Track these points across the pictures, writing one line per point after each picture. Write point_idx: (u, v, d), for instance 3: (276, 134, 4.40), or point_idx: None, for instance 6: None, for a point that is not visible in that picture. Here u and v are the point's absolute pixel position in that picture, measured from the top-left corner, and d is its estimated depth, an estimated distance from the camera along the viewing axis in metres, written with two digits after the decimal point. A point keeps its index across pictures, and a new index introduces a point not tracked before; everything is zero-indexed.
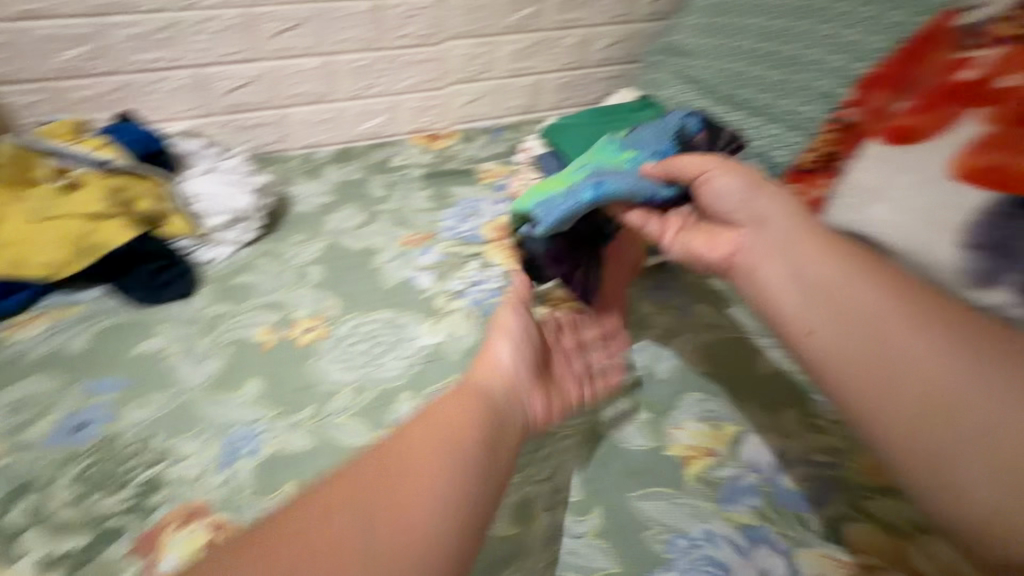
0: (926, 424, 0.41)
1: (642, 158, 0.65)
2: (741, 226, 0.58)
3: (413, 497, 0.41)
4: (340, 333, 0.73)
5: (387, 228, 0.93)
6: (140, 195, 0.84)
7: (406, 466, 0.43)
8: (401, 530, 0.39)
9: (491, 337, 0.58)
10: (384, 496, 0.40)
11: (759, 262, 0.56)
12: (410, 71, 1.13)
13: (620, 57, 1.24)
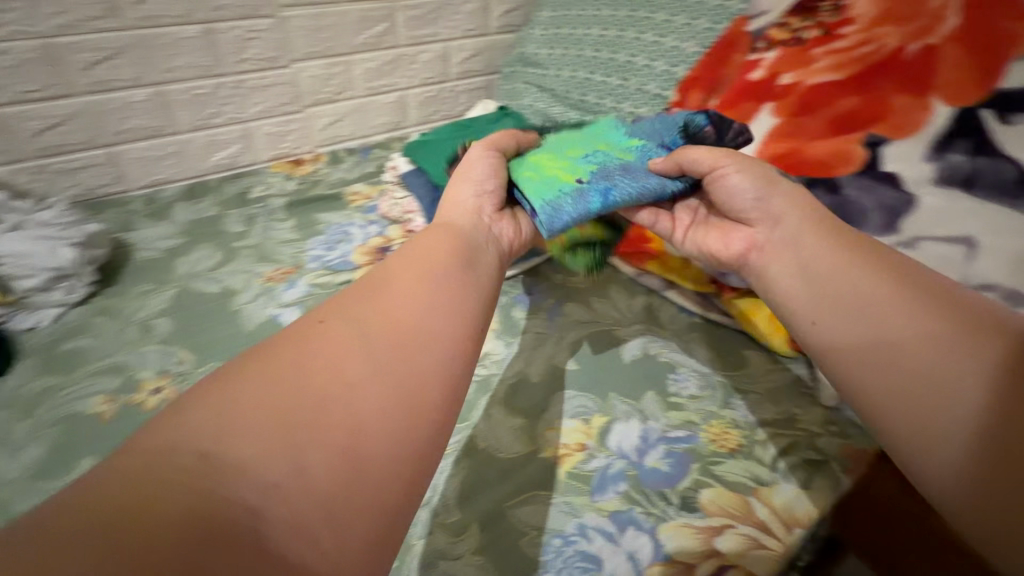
0: (921, 403, 0.42)
1: (650, 148, 0.66)
2: (753, 225, 0.58)
3: (361, 357, 0.40)
4: (193, 388, 0.67)
5: (247, 265, 0.88)
6: None
7: (348, 329, 0.42)
8: (330, 445, 0.35)
9: (451, 185, 0.60)
10: (313, 405, 0.36)
11: (771, 260, 0.56)
12: (259, 96, 1.07)
13: (479, 69, 1.27)
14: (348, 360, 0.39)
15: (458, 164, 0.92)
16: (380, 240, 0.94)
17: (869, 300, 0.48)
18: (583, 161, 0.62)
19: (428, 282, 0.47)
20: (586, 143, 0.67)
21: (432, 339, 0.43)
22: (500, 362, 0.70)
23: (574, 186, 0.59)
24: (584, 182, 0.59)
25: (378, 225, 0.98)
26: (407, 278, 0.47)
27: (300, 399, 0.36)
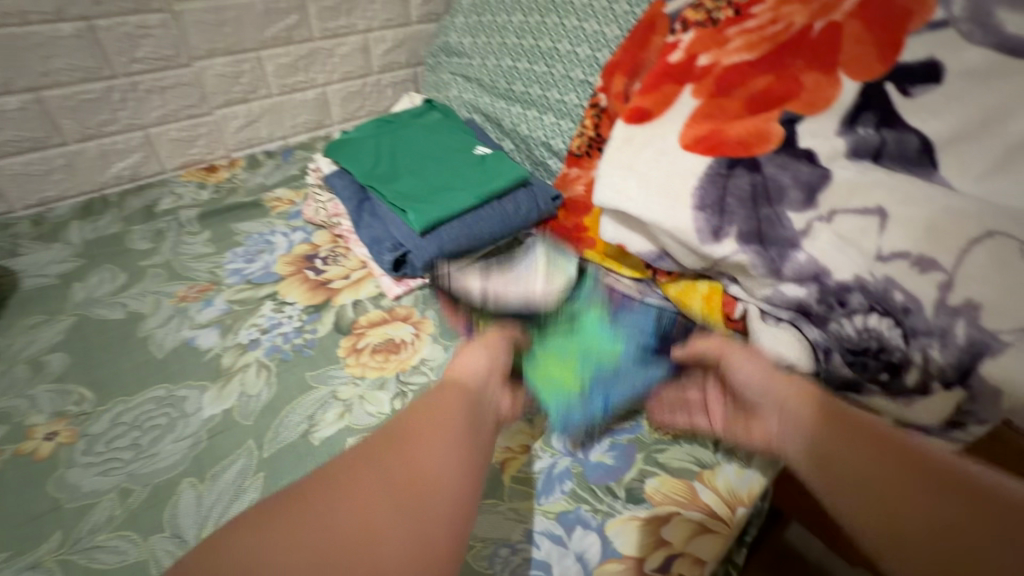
0: (901, 532, 0.40)
1: (631, 340, 0.61)
2: (771, 399, 0.51)
3: (368, 505, 0.44)
4: (95, 429, 0.60)
5: (157, 286, 0.80)
6: None
7: (363, 475, 0.46)
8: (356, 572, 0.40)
9: (459, 355, 0.57)
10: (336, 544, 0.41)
11: (744, 389, 0.53)
12: (159, 99, 0.97)
13: (404, 61, 1.22)
14: (356, 510, 0.44)
15: (382, 161, 0.88)
16: (306, 248, 0.88)
17: (800, 414, 0.48)
18: (581, 368, 0.59)
19: (428, 425, 0.49)
20: (577, 348, 0.61)
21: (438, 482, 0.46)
22: (438, 368, 0.67)
23: (576, 393, 0.57)
24: (587, 391, 0.58)
25: (303, 231, 0.92)
26: (415, 422, 0.50)
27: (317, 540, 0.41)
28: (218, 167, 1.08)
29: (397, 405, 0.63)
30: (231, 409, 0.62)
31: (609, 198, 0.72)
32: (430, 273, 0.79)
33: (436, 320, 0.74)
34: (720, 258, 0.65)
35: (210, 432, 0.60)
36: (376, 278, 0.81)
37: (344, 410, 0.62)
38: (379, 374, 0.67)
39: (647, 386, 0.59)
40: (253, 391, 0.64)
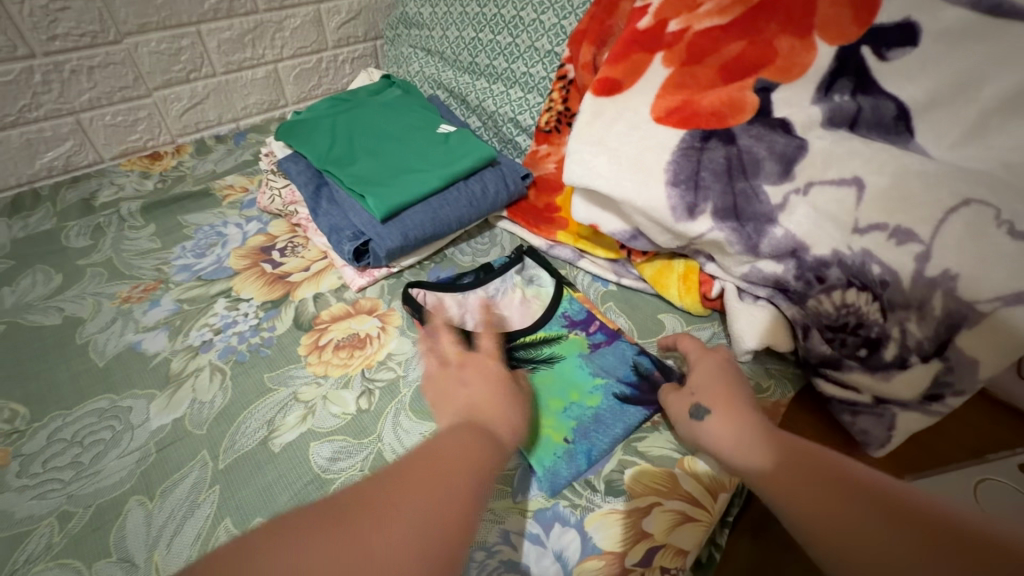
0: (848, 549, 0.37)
1: (613, 385, 0.59)
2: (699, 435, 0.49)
3: (391, 532, 0.35)
4: (31, 447, 0.55)
5: (97, 286, 0.74)
6: None
7: (397, 498, 0.38)
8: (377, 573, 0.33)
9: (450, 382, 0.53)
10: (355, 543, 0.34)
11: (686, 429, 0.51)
12: (87, 81, 0.89)
13: (360, 34, 1.15)
14: (392, 541, 0.35)
15: (339, 144, 0.82)
16: (262, 239, 0.83)
17: (743, 456, 0.45)
18: (563, 411, 0.57)
19: (458, 471, 0.41)
20: (558, 389, 0.59)
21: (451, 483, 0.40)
22: (405, 363, 0.64)
23: (564, 447, 0.54)
24: (572, 438, 0.54)
25: (257, 222, 0.86)
26: (436, 462, 0.41)
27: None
28: (163, 154, 1.01)
29: (363, 404, 0.59)
30: (183, 418, 0.58)
31: (580, 177, 0.68)
32: (396, 262, 0.75)
33: (403, 312, 0.70)
34: (695, 236, 0.62)
35: (159, 444, 0.55)
36: (338, 270, 0.77)
37: (307, 413, 0.59)
38: (343, 372, 0.63)
39: (636, 424, 0.56)
40: (207, 397, 0.60)
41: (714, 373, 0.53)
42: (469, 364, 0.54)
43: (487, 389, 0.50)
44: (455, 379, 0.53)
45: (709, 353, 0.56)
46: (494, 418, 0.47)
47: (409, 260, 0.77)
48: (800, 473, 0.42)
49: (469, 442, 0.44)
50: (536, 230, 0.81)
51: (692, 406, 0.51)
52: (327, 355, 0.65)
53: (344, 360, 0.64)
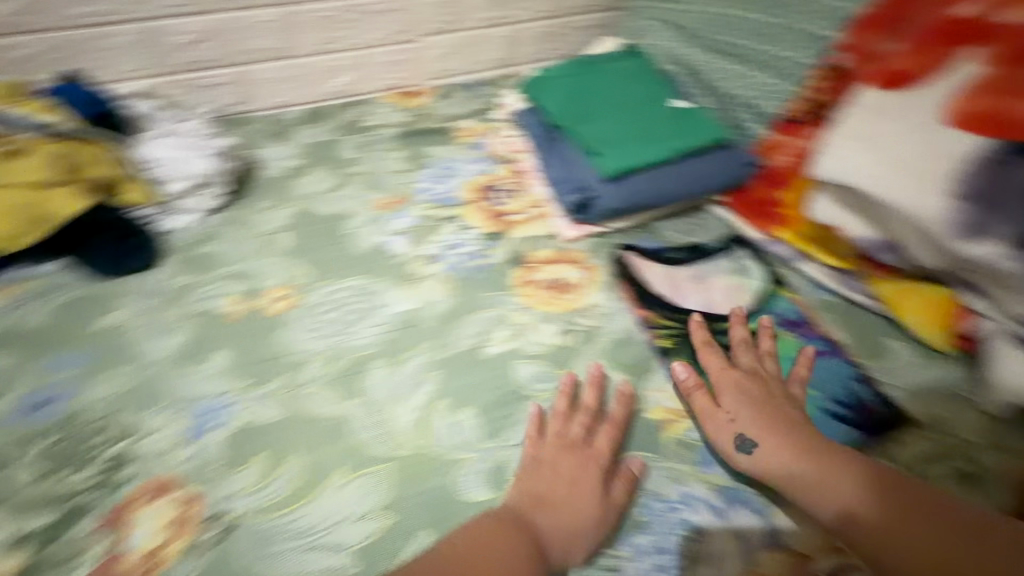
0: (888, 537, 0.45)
1: (820, 400, 0.58)
2: (752, 439, 0.53)
3: None
4: (311, 301, 0.70)
5: (358, 192, 0.90)
6: (89, 161, 0.74)
7: None
8: None
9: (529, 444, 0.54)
10: None
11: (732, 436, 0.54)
12: (377, 22, 1.04)
13: (601, 3, 1.17)
14: None
15: (576, 99, 0.85)
16: (485, 179, 0.91)
17: (790, 470, 0.50)
18: None
19: None
20: None
21: None
22: (603, 316, 0.67)
23: None
24: None
25: (484, 162, 0.94)
26: (487, 575, 0.44)
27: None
28: (414, 93, 1.15)
29: (562, 341, 0.65)
30: (413, 311, 0.69)
31: (834, 172, 0.63)
32: (608, 223, 0.78)
33: (606, 269, 0.74)
34: (971, 259, 0.55)
35: (396, 326, 0.67)
36: (550, 219, 0.82)
37: (513, 334, 0.65)
38: (547, 309, 0.68)
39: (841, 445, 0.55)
40: (435, 298, 0.70)
41: (737, 396, 0.56)
42: (577, 452, 0.53)
43: (559, 496, 0.50)
44: (552, 464, 0.52)
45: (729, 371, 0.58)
46: (553, 534, 0.48)
47: (619, 224, 0.79)
48: (803, 478, 0.49)
49: (523, 547, 0.46)
50: (752, 222, 0.76)
51: (734, 434, 0.54)
52: (535, 290, 0.71)
53: (548, 299, 0.70)
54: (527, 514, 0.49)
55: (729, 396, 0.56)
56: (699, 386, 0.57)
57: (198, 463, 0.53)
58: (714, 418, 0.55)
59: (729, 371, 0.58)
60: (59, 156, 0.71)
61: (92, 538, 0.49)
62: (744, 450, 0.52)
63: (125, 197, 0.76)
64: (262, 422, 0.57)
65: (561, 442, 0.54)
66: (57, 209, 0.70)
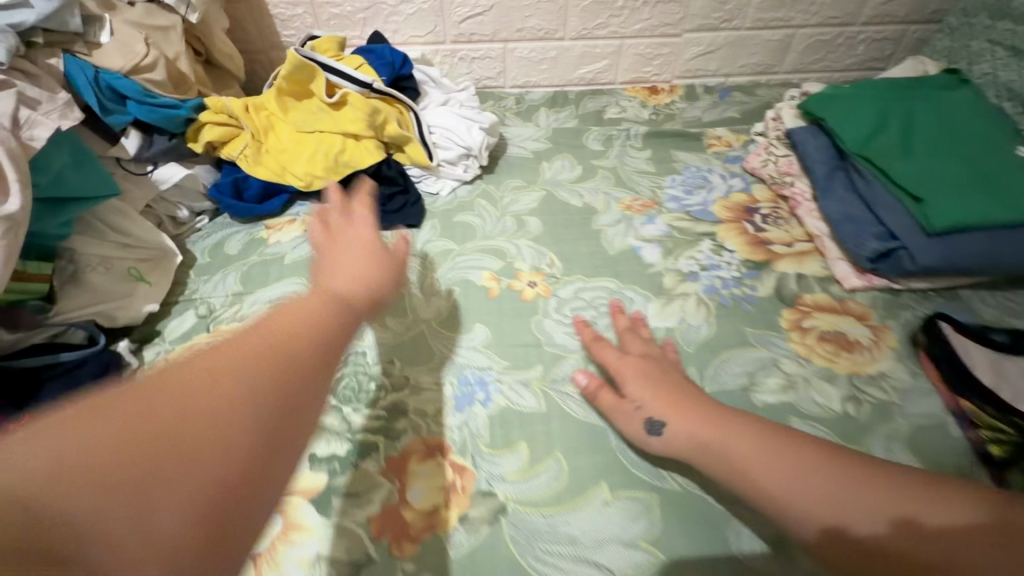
0: (853, 527, 0.42)
1: None
2: (660, 422, 0.51)
3: (268, 367, 0.31)
4: (563, 295, 0.69)
5: (606, 187, 0.87)
6: (389, 118, 0.79)
7: (261, 363, 0.31)
8: (226, 420, 0.27)
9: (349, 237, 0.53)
10: (215, 378, 0.29)
11: (668, 418, 0.51)
12: (648, 13, 0.99)
13: (900, 15, 1.01)
14: (244, 381, 0.29)
15: (891, 129, 0.73)
16: (745, 198, 0.83)
17: (754, 460, 0.46)
18: None
19: (313, 341, 0.34)
20: None
21: (295, 367, 0.32)
22: (902, 393, 0.58)
23: None
24: None
25: (740, 179, 0.86)
26: (298, 332, 0.34)
27: (204, 435, 0.26)
28: (660, 90, 1.08)
29: (849, 409, 0.57)
30: (675, 330, 0.65)
31: None
32: (906, 280, 0.66)
33: (900, 335, 0.63)
34: None
35: (655, 341, 0.64)
36: (825, 258, 0.72)
37: (788, 385, 0.59)
38: (829, 366, 0.60)
39: None
40: (694, 321, 0.66)
41: (642, 382, 0.55)
42: (639, 417, 0.52)
43: (340, 271, 0.45)
44: (344, 237, 0.52)
45: (626, 358, 0.58)
46: (348, 276, 0.44)
47: (918, 283, 0.67)
48: (751, 459, 0.47)
49: (342, 314, 0.39)
50: None
51: (643, 419, 0.52)
52: (814, 340, 0.63)
53: (830, 355, 0.61)
54: (341, 290, 0.42)
55: (634, 384, 0.55)
56: (602, 386, 0.56)
57: (465, 434, 0.55)
58: (615, 410, 0.54)
59: (626, 360, 0.58)
60: (371, 110, 0.77)
61: (380, 478, 0.52)
62: (656, 432, 0.51)
63: (409, 154, 0.82)
64: (523, 409, 0.57)
65: (349, 223, 0.55)
66: (360, 157, 0.77)
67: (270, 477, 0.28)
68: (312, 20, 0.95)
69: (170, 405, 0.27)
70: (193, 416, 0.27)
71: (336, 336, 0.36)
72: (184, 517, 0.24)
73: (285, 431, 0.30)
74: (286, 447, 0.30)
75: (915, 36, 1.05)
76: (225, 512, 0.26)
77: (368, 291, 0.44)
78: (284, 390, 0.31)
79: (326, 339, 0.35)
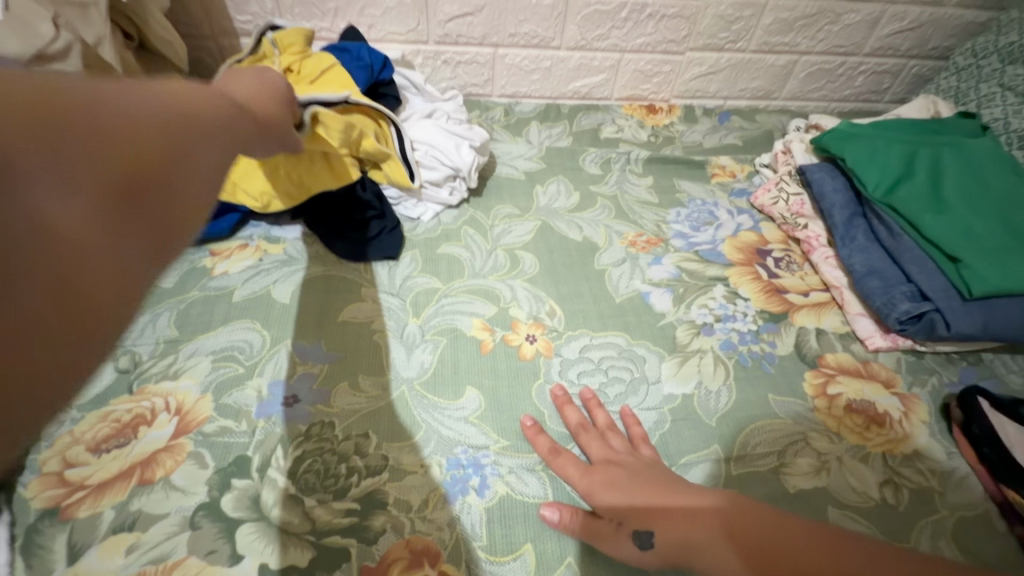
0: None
1: None
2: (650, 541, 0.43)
3: (159, 126, 0.26)
4: (567, 355, 0.60)
5: (607, 218, 0.78)
6: (365, 134, 0.66)
7: (153, 127, 0.26)
8: (118, 156, 0.23)
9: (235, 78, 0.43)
10: (90, 111, 0.23)
11: (653, 523, 0.43)
12: (652, 27, 0.90)
13: (903, 49, 0.98)
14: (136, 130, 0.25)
15: (918, 177, 0.68)
16: (755, 238, 0.76)
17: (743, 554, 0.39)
18: None
19: (207, 120, 0.30)
20: None
21: (189, 144, 0.28)
22: (941, 478, 0.52)
23: None
24: None
25: (748, 216, 0.80)
26: (193, 114, 0.29)
27: (89, 165, 0.22)
28: (658, 109, 1.01)
29: (887, 497, 0.51)
30: (692, 396, 0.58)
31: None
32: (933, 342, 0.62)
33: (931, 407, 0.58)
34: None
35: (673, 413, 0.56)
36: (844, 312, 0.67)
37: (820, 467, 0.52)
38: (861, 444, 0.54)
39: None
40: (712, 385, 0.59)
41: (613, 491, 0.46)
42: (624, 534, 0.44)
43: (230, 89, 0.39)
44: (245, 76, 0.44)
45: (592, 470, 0.49)
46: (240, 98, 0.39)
47: (943, 346, 0.62)
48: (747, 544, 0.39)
49: (234, 115, 0.34)
50: None
51: (630, 534, 0.43)
52: (841, 412, 0.57)
53: (859, 428, 0.55)
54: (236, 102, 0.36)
55: (609, 500, 0.46)
56: (573, 510, 0.46)
57: (458, 536, 0.46)
58: (604, 540, 0.44)
59: (591, 475, 0.48)
60: (345, 126, 0.64)
61: None
62: (647, 540, 0.43)
63: (386, 173, 0.70)
64: (526, 497, 0.49)
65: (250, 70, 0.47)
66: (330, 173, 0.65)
67: (152, 199, 0.24)
68: (271, 7, 0.81)
69: (53, 84, 0.22)
70: (81, 103, 0.23)
71: (233, 118, 0.33)
72: (86, 206, 0.21)
73: (188, 149, 0.27)
74: (173, 180, 0.26)
75: (913, 71, 1.02)
76: (117, 200, 0.22)
77: (262, 119, 0.39)
78: (170, 126, 0.27)
79: (217, 113, 0.31)
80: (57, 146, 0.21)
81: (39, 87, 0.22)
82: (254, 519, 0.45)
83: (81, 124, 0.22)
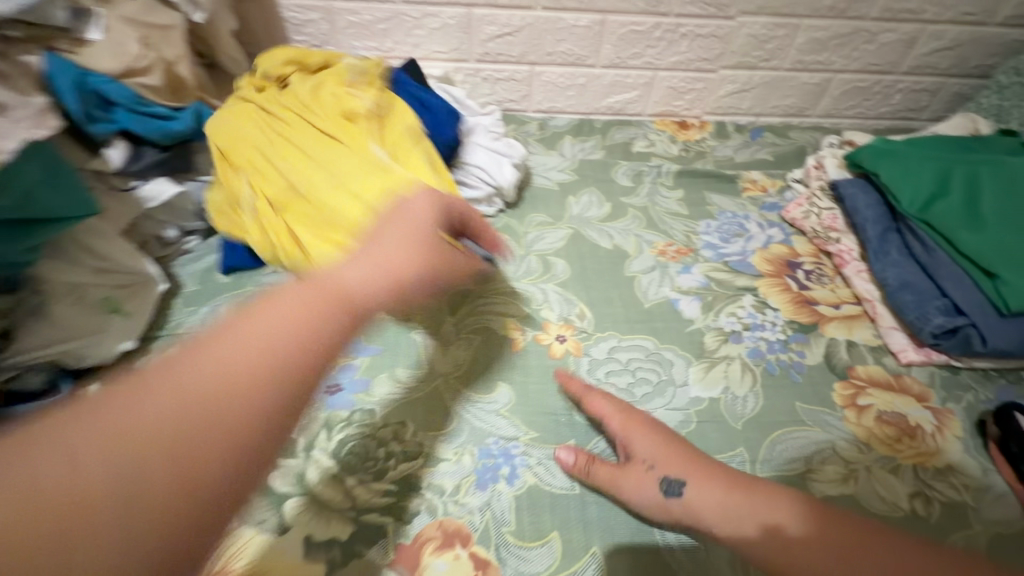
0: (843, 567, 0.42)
1: None
2: (678, 492, 0.48)
3: (227, 413, 0.25)
4: (595, 356, 0.62)
5: (637, 228, 0.80)
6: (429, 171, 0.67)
7: (219, 420, 0.25)
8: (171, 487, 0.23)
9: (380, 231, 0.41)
10: (160, 435, 0.23)
11: (689, 477, 0.48)
12: (685, 46, 0.93)
13: (942, 67, 0.98)
14: (198, 437, 0.24)
15: (954, 193, 0.68)
16: (785, 251, 0.77)
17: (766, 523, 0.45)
18: None
19: (287, 365, 0.28)
20: None
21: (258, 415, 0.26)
22: (976, 493, 0.52)
23: None
24: None
25: (779, 229, 0.81)
26: (274, 366, 0.28)
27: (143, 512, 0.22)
28: (690, 125, 1.03)
29: (917, 508, 0.50)
30: (718, 401, 0.59)
31: None
32: (970, 358, 0.61)
33: (966, 423, 0.57)
34: None
35: (699, 416, 0.57)
36: (876, 325, 0.67)
37: (848, 475, 0.52)
38: (891, 455, 0.54)
39: None
40: (739, 391, 0.59)
41: (649, 438, 0.51)
42: (652, 476, 0.49)
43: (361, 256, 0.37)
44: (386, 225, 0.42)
45: (625, 416, 0.53)
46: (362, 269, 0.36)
47: (980, 362, 0.62)
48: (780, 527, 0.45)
49: (333, 324, 0.31)
50: None
51: (659, 481, 0.48)
52: (872, 423, 0.57)
53: (890, 439, 0.55)
54: (348, 293, 0.33)
55: (641, 444, 0.51)
56: (593, 459, 0.50)
57: (488, 520, 0.48)
58: (629, 484, 0.49)
59: (625, 422, 0.53)
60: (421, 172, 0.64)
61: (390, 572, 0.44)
62: (677, 493, 0.47)
63: None
64: (553, 489, 0.50)
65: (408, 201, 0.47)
66: None
67: (205, 512, 0.23)
68: (326, 28, 0.88)
69: (141, 407, 0.24)
70: (153, 431, 0.23)
71: (328, 332, 0.31)
72: (166, 497, 0.23)
73: (256, 423, 0.26)
74: (232, 475, 0.24)
75: (953, 89, 1.02)
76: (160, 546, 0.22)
77: (383, 287, 0.35)
78: (239, 407, 0.26)
79: (308, 341, 0.29)
80: (114, 499, 0.22)
81: (126, 418, 0.24)
82: (299, 494, 0.48)
83: (141, 460, 0.23)
